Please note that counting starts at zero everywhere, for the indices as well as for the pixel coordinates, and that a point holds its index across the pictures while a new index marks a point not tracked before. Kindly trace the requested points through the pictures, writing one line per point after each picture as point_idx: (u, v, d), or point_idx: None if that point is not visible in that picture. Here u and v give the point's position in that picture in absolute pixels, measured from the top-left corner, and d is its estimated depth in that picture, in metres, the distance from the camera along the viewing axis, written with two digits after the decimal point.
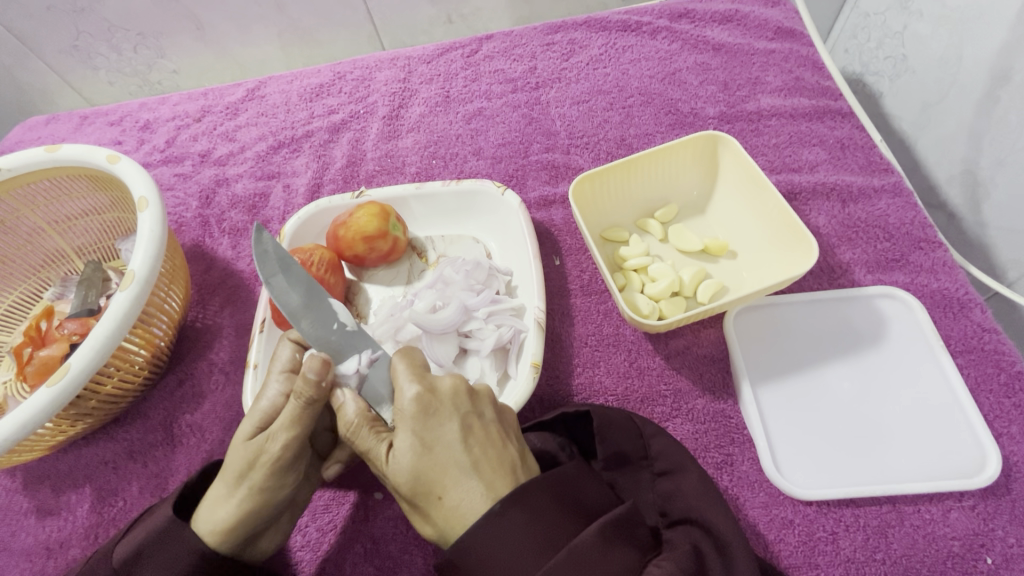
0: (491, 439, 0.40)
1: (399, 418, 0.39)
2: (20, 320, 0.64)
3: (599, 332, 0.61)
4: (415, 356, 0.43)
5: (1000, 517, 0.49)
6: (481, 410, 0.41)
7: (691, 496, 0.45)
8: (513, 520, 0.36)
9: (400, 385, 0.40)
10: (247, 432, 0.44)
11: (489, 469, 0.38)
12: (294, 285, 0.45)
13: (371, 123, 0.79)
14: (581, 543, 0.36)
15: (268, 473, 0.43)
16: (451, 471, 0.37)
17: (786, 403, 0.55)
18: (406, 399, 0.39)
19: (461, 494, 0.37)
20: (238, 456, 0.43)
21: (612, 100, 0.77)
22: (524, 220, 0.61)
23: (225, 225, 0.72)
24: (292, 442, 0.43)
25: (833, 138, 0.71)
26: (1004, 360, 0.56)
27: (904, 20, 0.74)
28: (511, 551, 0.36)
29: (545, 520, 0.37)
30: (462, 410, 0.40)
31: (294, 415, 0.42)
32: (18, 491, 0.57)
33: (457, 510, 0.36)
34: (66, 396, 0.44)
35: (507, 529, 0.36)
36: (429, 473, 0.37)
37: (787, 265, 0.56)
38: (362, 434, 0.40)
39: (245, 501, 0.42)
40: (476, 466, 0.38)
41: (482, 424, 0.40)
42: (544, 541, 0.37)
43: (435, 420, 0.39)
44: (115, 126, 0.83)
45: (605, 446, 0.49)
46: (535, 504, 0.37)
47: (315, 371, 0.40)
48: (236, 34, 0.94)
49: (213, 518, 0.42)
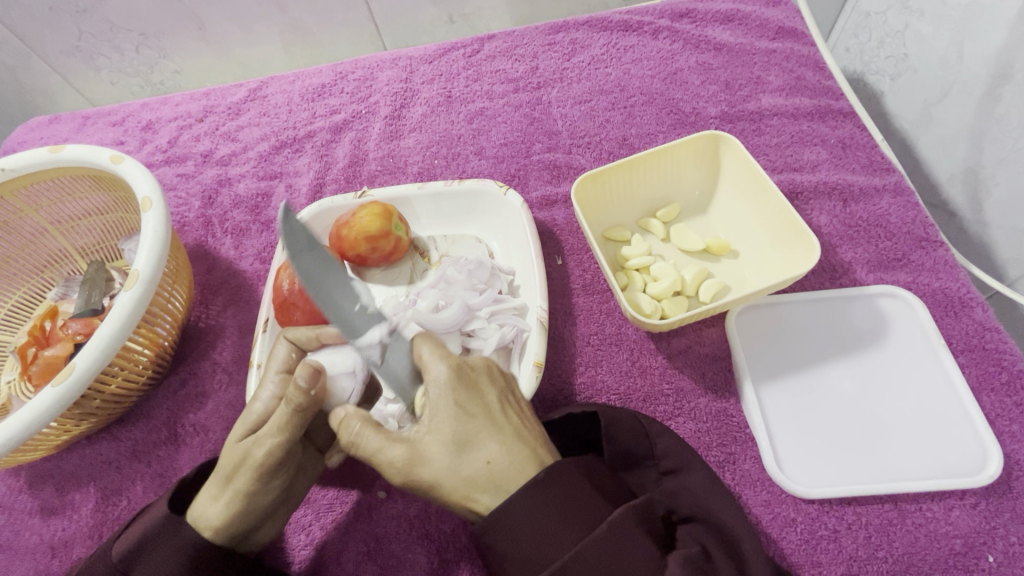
0: (523, 413, 0.41)
1: (434, 388, 0.39)
2: (23, 321, 0.64)
3: (601, 332, 0.61)
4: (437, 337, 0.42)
5: (1002, 516, 0.49)
6: (513, 386, 0.43)
7: (697, 494, 0.46)
8: (557, 493, 0.36)
9: (429, 361, 0.40)
10: (240, 433, 0.45)
11: (527, 437, 0.39)
12: (315, 262, 0.44)
13: (373, 123, 0.79)
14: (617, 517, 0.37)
15: (252, 478, 0.43)
16: (495, 433, 0.38)
17: (788, 402, 0.55)
18: (441, 369, 0.39)
19: (506, 454, 0.37)
20: (229, 457, 0.44)
21: (614, 100, 0.77)
22: (525, 220, 0.61)
23: (227, 226, 0.72)
24: (277, 448, 0.43)
25: (834, 137, 0.72)
26: (1005, 359, 0.56)
27: (905, 20, 0.74)
28: (552, 526, 0.36)
29: (583, 496, 0.37)
30: (498, 383, 0.41)
31: (282, 422, 0.43)
32: (22, 491, 0.57)
33: (506, 471, 0.37)
34: (71, 396, 0.45)
35: (549, 505, 0.36)
36: (471, 436, 0.38)
37: (789, 264, 0.56)
38: (365, 436, 0.40)
39: (232, 502, 0.43)
40: (516, 432, 0.39)
41: (514, 399, 0.42)
42: (584, 518, 0.37)
43: (475, 387, 0.40)
44: (117, 127, 0.83)
45: (612, 446, 0.49)
46: (572, 481, 0.37)
47: (307, 378, 0.41)
48: (237, 34, 0.94)
49: (206, 515, 0.43)
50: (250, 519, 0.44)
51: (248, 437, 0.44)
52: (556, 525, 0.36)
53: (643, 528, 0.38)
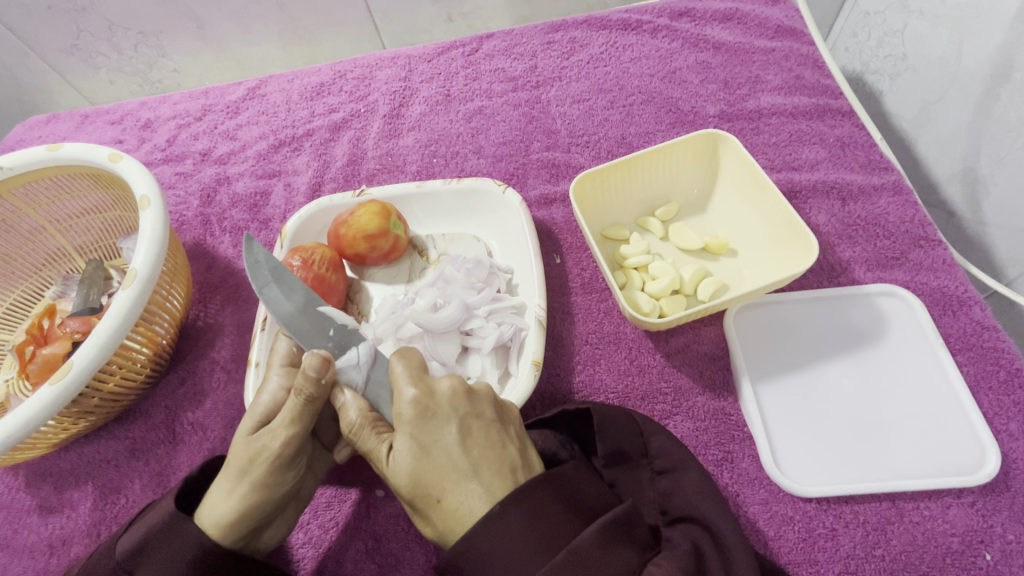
0: (489, 441, 0.39)
1: (398, 422, 0.40)
2: (21, 319, 0.64)
3: (600, 331, 0.61)
4: (412, 354, 0.43)
5: (999, 514, 0.49)
6: (481, 410, 0.41)
7: (690, 495, 0.46)
8: (511, 524, 0.36)
9: (400, 387, 0.41)
10: (249, 428, 0.45)
11: (488, 471, 0.38)
12: (287, 294, 0.47)
13: (372, 122, 0.79)
14: (578, 547, 0.36)
15: (269, 469, 0.43)
16: (448, 475, 0.37)
17: (786, 401, 0.55)
18: (402, 403, 0.40)
19: (460, 497, 0.37)
20: (242, 452, 0.43)
21: (612, 99, 0.77)
22: (524, 219, 0.62)
23: (226, 224, 0.72)
24: (293, 439, 0.43)
25: (833, 136, 0.72)
26: (1003, 358, 0.56)
27: (904, 19, 0.74)
28: (511, 554, 0.35)
29: (544, 521, 0.37)
30: (461, 413, 0.40)
31: (295, 413, 0.43)
32: (20, 489, 0.57)
33: (457, 513, 0.37)
34: (68, 394, 0.45)
35: (508, 535, 0.35)
36: (427, 476, 0.38)
37: (787, 263, 0.56)
38: (364, 436, 0.41)
39: (247, 495, 0.42)
40: (475, 469, 0.38)
41: (480, 425, 0.40)
42: (544, 545, 0.36)
43: (434, 423, 0.39)
44: (116, 125, 0.83)
45: (605, 443, 0.49)
46: (534, 504, 0.37)
47: (315, 369, 0.41)
48: (237, 33, 0.94)
49: (220, 509, 0.43)
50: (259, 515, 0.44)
51: (262, 430, 0.44)
52: (512, 554, 0.35)
53: (612, 549, 0.37)
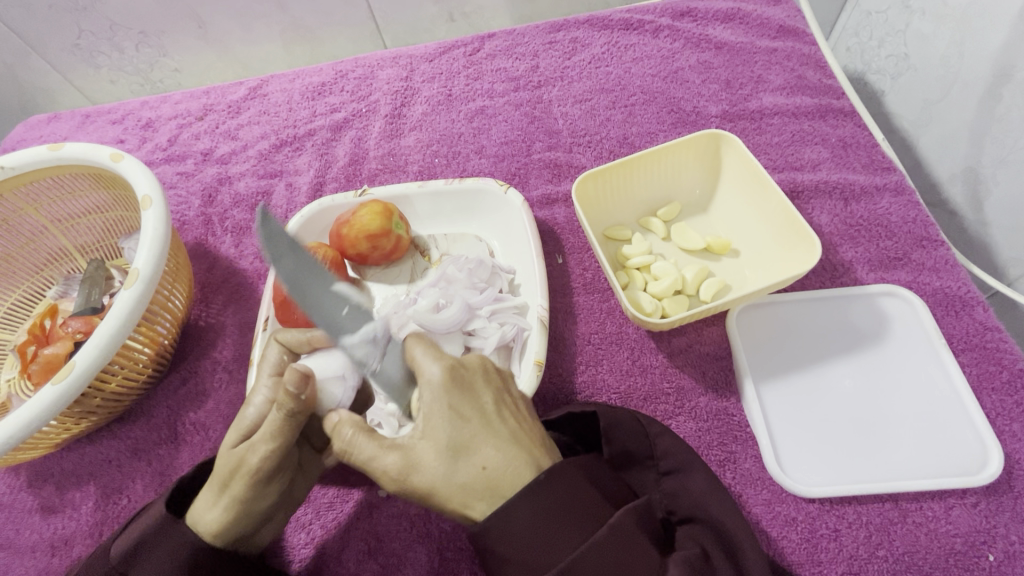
0: (519, 413, 0.41)
1: (428, 391, 0.39)
2: (23, 319, 0.64)
3: (602, 331, 0.61)
4: (431, 335, 0.42)
5: (1002, 515, 0.49)
6: (506, 386, 0.42)
7: (697, 496, 0.46)
8: (555, 494, 0.36)
9: (423, 364, 0.40)
10: (232, 440, 0.44)
11: (524, 438, 0.39)
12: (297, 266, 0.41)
13: (373, 122, 0.79)
14: (619, 521, 0.36)
15: (249, 484, 0.42)
16: (491, 437, 0.38)
17: (788, 400, 0.55)
18: (434, 373, 0.39)
19: (502, 459, 0.37)
20: (223, 463, 0.43)
21: (614, 99, 0.77)
22: (526, 219, 0.62)
23: (227, 224, 0.72)
24: (272, 455, 0.43)
25: (835, 137, 0.71)
26: (1006, 359, 0.56)
27: (905, 19, 0.74)
28: (554, 526, 0.36)
29: (586, 495, 0.37)
30: (492, 385, 0.41)
31: (275, 428, 0.42)
32: (22, 489, 0.57)
33: (502, 475, 0.37)
34: (70, 394, 0.44)
35: (551, 504, 0.36)
36: (466, 441, 0.37)
37: (790, 264, 0.56)
38: (360, 442, 0.39)
39: (228, 508, 0.42)
40: (513, 434, 0.39)
41: (509, 400, 0.41)
42: (586, 518, 0.37)
43: (470, 390, 0.39)
44: (117, 125, 0.83)
45: (612, 446, 0.50)
46: (575, 478, 0.37)
47: (296, 383, 0.39)
48: (237, 33, 0.94)
49: (203, 520, 0.43)
50: (245, 524, 0.44)
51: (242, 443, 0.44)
52: (557, 525, 0.36)
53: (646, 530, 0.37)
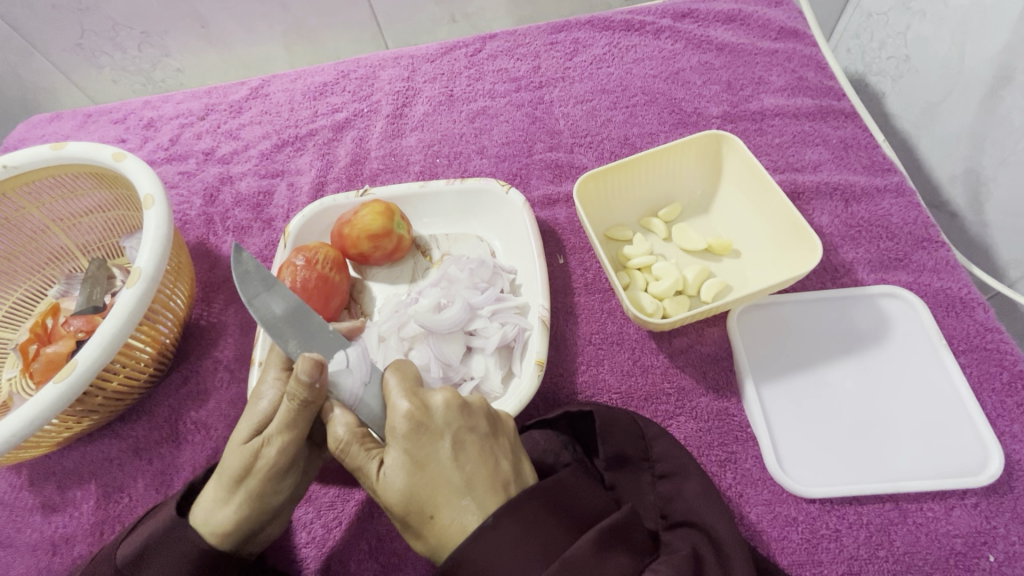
0: (484, 455, 0.39)
1: (391, 434, 0.39)
2: (24, 319, 0.63)
3: (602, 331, 0.61)
4: (407, 370, 0.43)
5: (1002, 516, 0.49)
6: (475, 423, 0.40)
7: (690, 499, 0.47)
8: (506, 534, 0.36)
9: (393, 400, 0.40)
10: (245, 434, 0.44)
11: (480, 487, 0.38)
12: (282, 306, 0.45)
13: (375, 122, 0.79)
14: (573, 556, 0.36)
15: (264, 478, 0.43)
16: (443, 490, 0.37)
17: (788, 401, 0.55)
18: (397, 414, 0.39)
19: (453, 513, 0.37)
20: (235, 459, 0.43)
21: (616, 99, 0.77)
22: (528, 218, 0.62)
23: (229, 223, 0.72)
24: (286, 447, 0.43)
25: (836, 138, 0.72)
26: (1006, 359, 0.56)
27: (907, 21, 0.74)
28: (509, 563, 0.35)
29: (542, 528, 0.37)
30: (454, 427, 0.39)
31: (289, 418, 0.42)
32: (23, 488, 0.57)
33: (450, 529, 0.36)
34: (73, 393, 0.44)
35: (503, 543, 0.36)
36: (419, 491, 0.37)
37: (791, 264, 0.56)
38: (352, 452, 0.40)
39: (244, 505, 0.43)
40: (468, 484, 0.37)
41: (474, 439, 0.39)
42: (538, 556, 0.36)
43: (428, 435, 0.39)
44: (119, 124, 0.83)
45: (607, 446, 0.49)
46: (529, 514, 0.37)
47: (308, 371, 0.39)
48: (239, 33, 0.94)
49: (215, 519, 0.43)
50: (255, 522, 0.44)
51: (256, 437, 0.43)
52: (512, 561, 0.35)
53: (609, 555, 0.37)
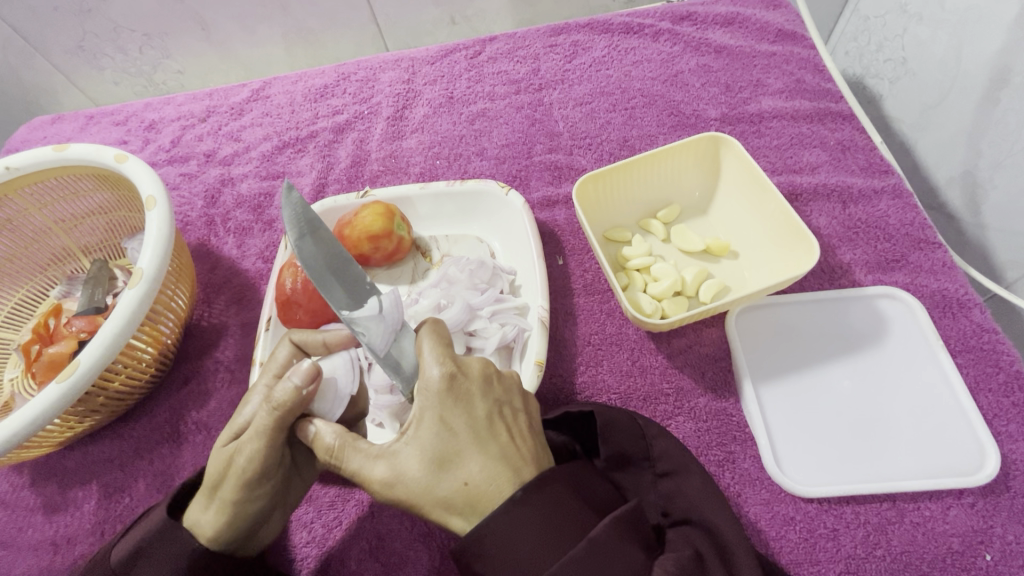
0: (519, 427, 0.41)
1: (424, 396, 0.39)
2: (25, 320, 0.64)
3: (602, 332, 0.61)
4: (442, 330, 0.42)
5: (999, 515, 0.49)
6: (511, 397, 0.42)
7: (693, 497, 0.47)
8: (534, 511, 0.36)
9: (424, 363, 0.40)
10: (225, 439, 0.45)
11: (515, 456, 0.39)
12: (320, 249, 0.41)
13: (375, 124, 0.79)
14: (598, 535, 0.36)
15: (235, 487, 0.42)
16: (478, 453, 0.38)
17: (786, 400, 0.56)
18: (433, 376, 0.39)
19: (487, 478, 0.37)
20: (214, 465, 0.44)
21: (615, 102, 0.78)
22: (527, 220, 0.62)
23: (230, 225, 0.72)
24: (257, 454, 0.42)
25: (834, 139, 0.72)
26: (1003, 360, 0.56)
27: (904, 23, 0.74)
28: (534, 539, 0.36)
29: (567, 507, 0.38)
30: (492, 395, 0.41)
31: (262, 425, 0.42)
32: (25, 488, 0.57)
33: (484, 493, 0.37)
34: (75, 393, 0.45)
35: (530, 520, 0.36)
36: (453, 454, 0.38)
37: (788, 264, 0.57)
38: (347, 453, 0.41)
39: (222, 510, 0.43)
40: (503, 454, 0.38)
41: (512, 412, 0.41)
42: (563, 535, 0.36)
43: (465, 399, 0.39)
44: (120, 126, 0.83)
45: (608, 447, 0.50)
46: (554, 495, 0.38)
47: (303, 378, 0.41)
48: (240, 35, 0.95)
49: (200, 523, 0.44)
50: (238, 529, 0.44)
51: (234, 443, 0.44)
52: (538, 538, 0.36)
53: (625, 543, 0.37)
